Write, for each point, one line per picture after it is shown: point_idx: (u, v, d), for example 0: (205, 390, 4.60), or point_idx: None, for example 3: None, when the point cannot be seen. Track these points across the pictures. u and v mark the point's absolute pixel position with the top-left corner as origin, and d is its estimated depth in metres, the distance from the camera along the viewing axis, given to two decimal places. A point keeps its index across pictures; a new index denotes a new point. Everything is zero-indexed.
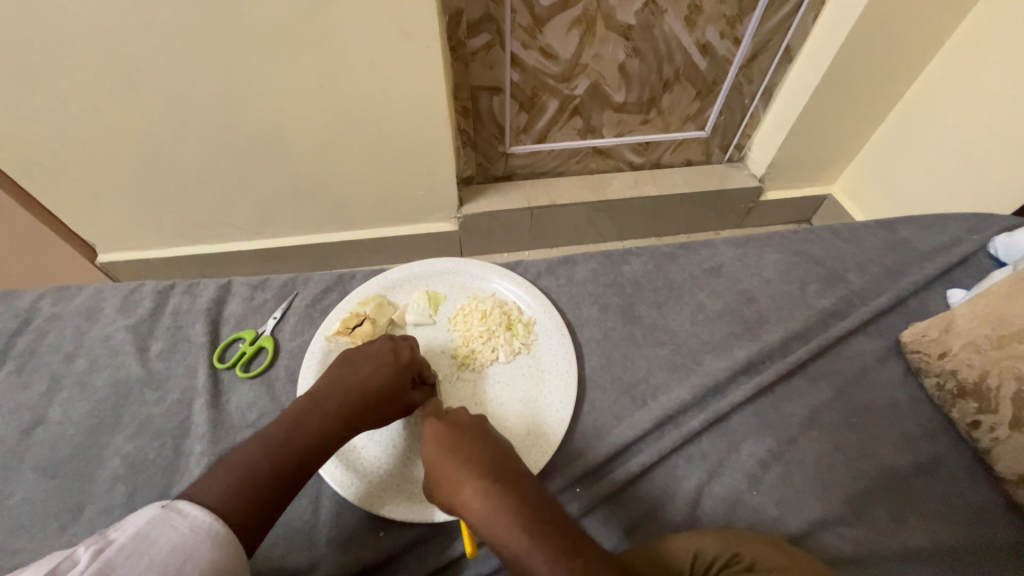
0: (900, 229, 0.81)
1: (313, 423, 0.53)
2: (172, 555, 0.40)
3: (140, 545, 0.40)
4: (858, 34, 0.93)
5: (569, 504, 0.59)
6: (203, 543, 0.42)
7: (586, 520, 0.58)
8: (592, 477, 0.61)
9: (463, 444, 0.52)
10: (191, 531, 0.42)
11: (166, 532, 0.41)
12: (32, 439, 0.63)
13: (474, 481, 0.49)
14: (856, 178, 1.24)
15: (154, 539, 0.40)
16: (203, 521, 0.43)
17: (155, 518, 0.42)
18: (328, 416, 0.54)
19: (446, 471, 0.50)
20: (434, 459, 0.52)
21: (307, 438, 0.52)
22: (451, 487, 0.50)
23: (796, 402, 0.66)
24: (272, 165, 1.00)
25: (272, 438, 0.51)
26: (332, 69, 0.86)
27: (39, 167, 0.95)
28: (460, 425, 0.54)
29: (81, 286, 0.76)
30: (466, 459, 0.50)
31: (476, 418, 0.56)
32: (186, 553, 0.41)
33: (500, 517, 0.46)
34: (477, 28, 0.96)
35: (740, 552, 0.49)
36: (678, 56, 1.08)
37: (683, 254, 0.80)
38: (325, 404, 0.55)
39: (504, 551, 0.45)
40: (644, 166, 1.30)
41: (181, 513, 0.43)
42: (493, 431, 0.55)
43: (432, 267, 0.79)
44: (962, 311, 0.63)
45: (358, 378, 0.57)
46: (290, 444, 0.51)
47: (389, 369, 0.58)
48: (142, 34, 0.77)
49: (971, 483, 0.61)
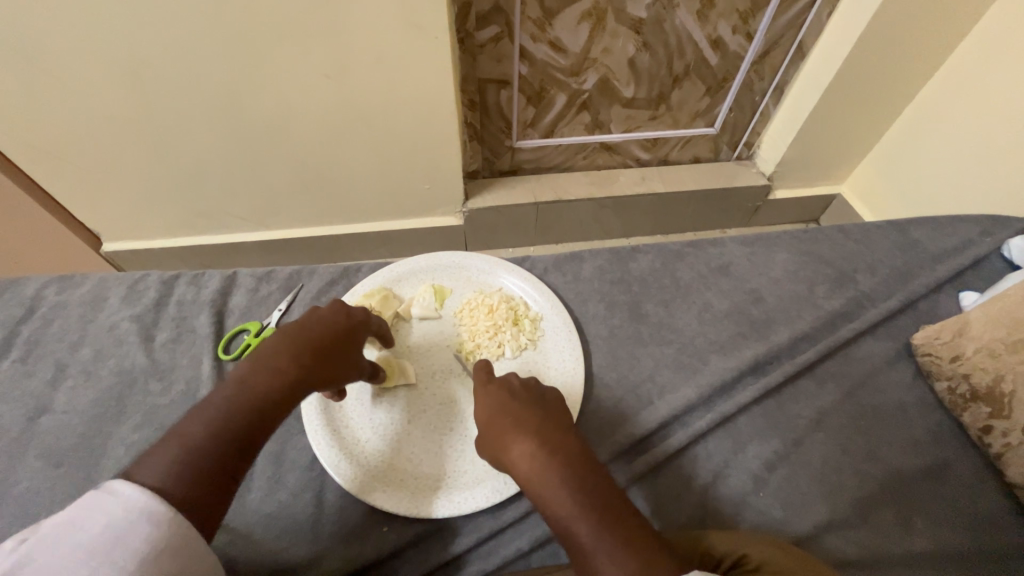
0: (912, 230, 0.80)
1: (261, 382, 0.49)
2: (98, 539, 0.38)
3: (66, 532, 0.38)
4: (872, 33, 0.91)
5: (616, 474, 0.60)
6: (137, 523, 0.39)
7: (631, 491, 0.60)
8: (638, 449, 0.63)
9: (516, 408, 0.51)
10: (122, 512, 0.39)
11: (93, 516, 0.39)
12: (37, 428, 0.63)
13: (522, 442, 0.48)
14: (867, 178, 1.23)
15: (80, 525, 0.38)
16: (136, 500, 0.40)
17: (87, 504, 0.40)
18: (281, 373, 0.51)
19: (497, 430, 0.50)
20: (485, 418, 0.52)
21: (261, 397, 0.49)
22: (500, 446, 0.50)
23: (803, 404, 0.65)
24: (278, 157, 1.00)
25: (219, 403, 0.47)
26: (339, 61, 0.85)
27: (45, 156, 0.94)
28: (508, 389, 0.54)
29: (87, 275, 0.76)
30: (516, 420, 0.50)
31: (525, 383, 0.55)
32: (115, 535, 0.38)
33: (547, 479, 0.46)
34: (485, 20, 0.95)
35: (747, 554, 0.49)
36: (688, 51, 1.07)
37: (691, 251, 0.79)
38: (277, 358, 0.51)
39: (549, 512, 0.45)
40: (651, 163, 1.29)
41: (115, 494, 0.41)
42: (544, 394, 0.54)
43: (437, 261, 0.78)
44: (975, 315, 0.62)
45: (305, 333, 0.54)
46: (238, 406, 0.48)
47: (340, 326, 0.57)
48: (149, 23, 0.76)
49: (980, 488, 0.60)
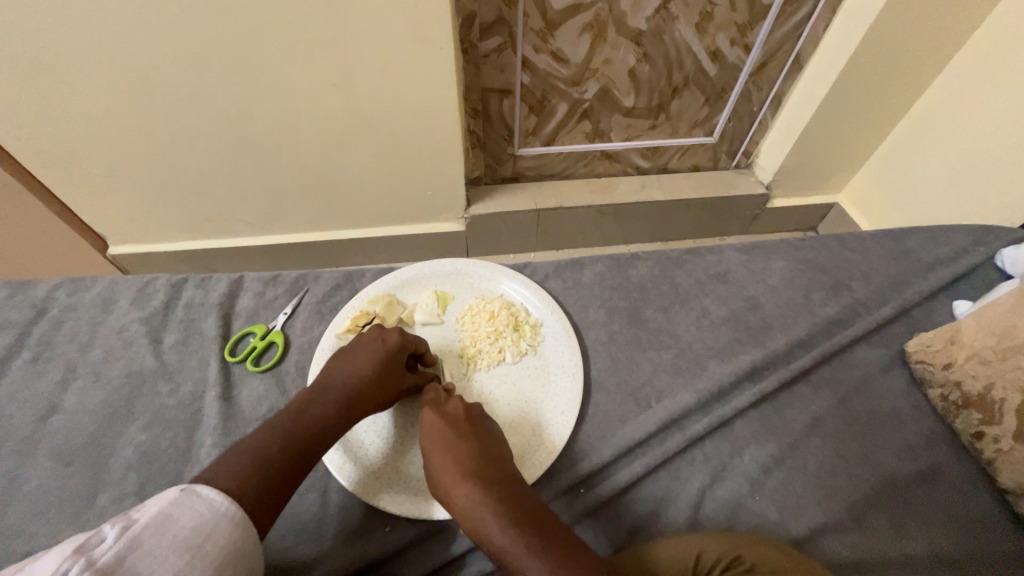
0: (907, 239, 0.82)
1: (316, 410, 0.55)
2: (193, 534, 0.41)
3: (164, 524, 0.41)
4: (866, 46, 0.94)
5: (561, 512, 0.59)
6: (222, 524, 0.43)
7: (578, 529, 0.59)
8: (586, 486, 0.62)
9: (456, 442, 0.54)
10: (210, 513, 0.43)
11: (186, 513, 0.42)
12: (46, 428, 0.64)
13: (460, 478, 0.51)
14: (863, 187, 1.24)
15: (177, 519, 0.41)
16: (220, 503, 0.44)
17: (177, 500, 0.43)
18: (333, 402, 0.56)
19: (438, 467, 0.53)
20: (429, 452, 0.55)
21: (314, 424, 0.54)
22: (442, 482, 0.52)
23: (799, 408, 0.66)
24: (282, 163, 1.02)
25: (280, 423, 0.53)
26: (346, 69, 0.87)
27: (57, 160, 0.96)
28: (454, 421, 0.56)
29: (96, 277, 0.77)
30: (456, 456, 0.53)
31: (472, 413, 0.58)
32: (206, 532, 0.42)
33: (481, 511, 0.49)
34: (489, 31, 0.97)
35: (740, 555, 0.50)
36: (688, 62, 1.09)
37: (690, 259, 0.81)
38: (328, 392, 0.57)
39: (484, 542, 0.48)
40: (651, 171, 1.31)
41: (199, 495, 0.44)
42: (489, 430, 0.57)
43: (440, 267, 0.79)
44: (966, 323, 0.63)
45: (353, 364, 0.59)
46: (299, 430, 0.53)
47: (382, 353, 0.60)
48: (165, 30, 0.78)
49: (972, 493, 0.61)
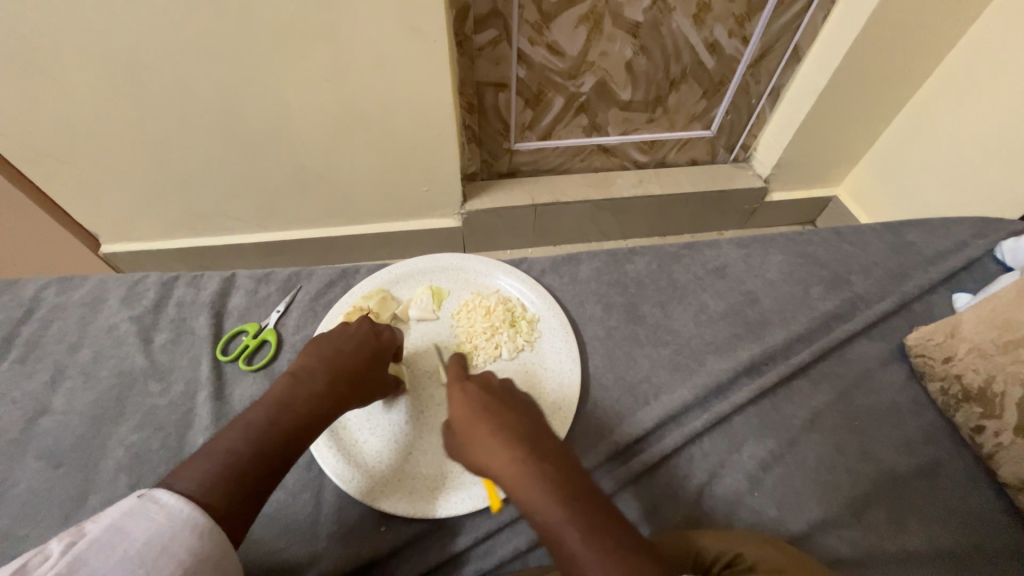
0: (906, 232, 0.81)
1: (298, 405, 0.54)
2: (147, 546, 0.40)
3: (115, 537, 0.40)
4: (866, 38, 0.92)
5: (603, 481, 0.60)
6: (180, 533, 0.42)
7: (619, 498, 0.59)
8: (623, 456, 0.63)
9: (500, 413, 0.53)
10: (168, 522, 0.42)
11: (141, 524, 0.41)
12: (35, 429, 0.64)
13: (507, 448, 0.49)
14: (862, 180, 1.23)
15: (129, 531, 0.40)
16: (180, 511, 0.43)
17: (132, 511, 0.42)
18: (318, 395, 0.56)
19: (479, 437, 0.51)
20: (467, 422, 0.53)
21: (296, 419, 0.53)
22: (486, 453, 0.50)
23: (798, 404, 0.66)
24: (274, 159, 1.00)
25: (256, 422, 0.52)
26: (338, 63, 0.85)
27: (45, 158, 0.95)
28: (493, 394, 0.55)
29: (86, 277, 0.76)
30: (500, 426, 0.51)
31: (503, 386, 0.57)
32: (162, 544, 0.41)
33: (532, 481, 0.46)
34: (484, 24, 0.95)
35: (740, 553, 0.50)
36: (685, 54, 1.08)
37: (688, 254, 0.80)
38: (314, 383, 0.57)
39: (535, 515, 0.45)
40: (649, 165, 1.30)
41: (157, 503, 0.43)
42: (523, 402, 0.56)
43: (435, 263, 0.78)
44: (966, 316, 0.63)
45: (341, 354, 0.60)
46: (277, 429, 0.52)
47: (376, 348, 0.62)
48: (152, 25, 0.77)
49: (973, 487, 0.61)
